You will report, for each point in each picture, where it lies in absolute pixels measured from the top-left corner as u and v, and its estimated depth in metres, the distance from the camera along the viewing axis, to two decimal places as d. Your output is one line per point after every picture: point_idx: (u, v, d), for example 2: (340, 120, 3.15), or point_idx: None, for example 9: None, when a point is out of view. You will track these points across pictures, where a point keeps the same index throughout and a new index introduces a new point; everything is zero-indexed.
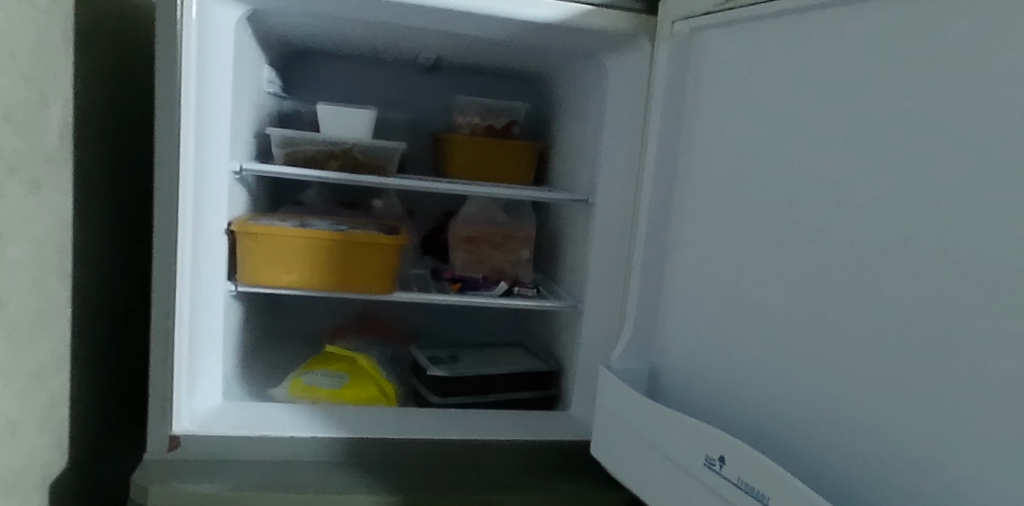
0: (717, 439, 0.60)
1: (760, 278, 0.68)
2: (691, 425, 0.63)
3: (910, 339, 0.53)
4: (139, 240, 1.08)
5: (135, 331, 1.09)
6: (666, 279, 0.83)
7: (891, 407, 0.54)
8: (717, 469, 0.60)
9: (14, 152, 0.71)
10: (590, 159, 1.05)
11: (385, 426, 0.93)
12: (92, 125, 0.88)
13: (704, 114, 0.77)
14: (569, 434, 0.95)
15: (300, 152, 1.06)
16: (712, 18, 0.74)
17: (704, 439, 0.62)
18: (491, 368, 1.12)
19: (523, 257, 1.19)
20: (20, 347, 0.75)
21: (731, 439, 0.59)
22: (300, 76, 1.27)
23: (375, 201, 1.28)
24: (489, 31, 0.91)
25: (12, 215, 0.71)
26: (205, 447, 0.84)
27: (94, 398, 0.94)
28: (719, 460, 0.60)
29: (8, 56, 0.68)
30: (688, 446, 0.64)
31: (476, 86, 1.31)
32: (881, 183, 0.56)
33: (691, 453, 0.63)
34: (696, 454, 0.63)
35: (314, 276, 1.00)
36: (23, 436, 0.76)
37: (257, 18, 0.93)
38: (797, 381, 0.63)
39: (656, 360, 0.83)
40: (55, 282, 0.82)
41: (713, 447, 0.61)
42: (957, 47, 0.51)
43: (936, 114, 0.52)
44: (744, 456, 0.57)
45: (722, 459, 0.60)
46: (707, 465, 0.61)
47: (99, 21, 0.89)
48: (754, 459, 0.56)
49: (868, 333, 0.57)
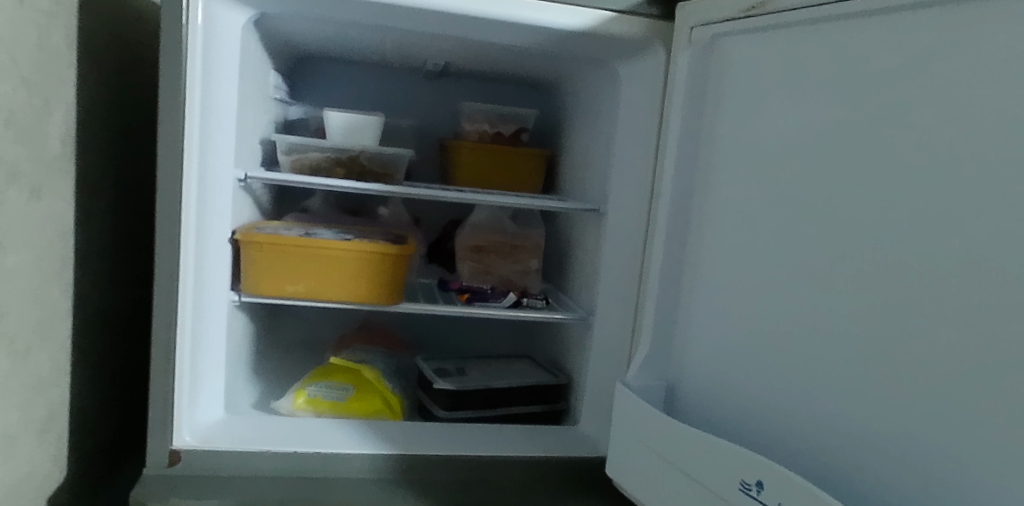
0: (753, 461, 0.56)
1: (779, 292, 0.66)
2: (721, 446, 0.59)
3: (946, 361, 0.50)
4: (141, 248, 1.06)
5: (137, 341, 1.07)
6: (682, 292, 0.81)
7: (926, 429, 0.51)
8: (754, 494, 0.56)
9: (15, 158, 0.69)
10: (602, 167, 1.03)
11: (392, 441, 0.90)
12: (93, 130, 0.86)
13: (722, 123, 0.75)
14: (580, 450, 0.93)
15: (306, 159, 1.03)
16: (733, 25, 0.72)
17: (738, 462, 0.58)
18: (499, 381, 1.10)
19: (533, 267, 1.17)
20: (19, 358, 0.72)
21: (770, 462, 0.55)
22: (307, 82, 1.25)
23: (381, 209, 1.26)
24: (501, 37, 0.89)
25: (12, 223, 0.69)
26: (205, 462, 0.82)
27: (93, 410, 0.92)
28: (757, 484, 0.56)
29: (9, 61, 0.67)
30: (715, 468, 0.60)
31: (485, 92, 1.29)
32: (912, 197, 0.53)
33: (722, 476, 0.59)
34: (729, 478, 0.58)
35: (319, 286, 0.97)
36: (22, 449, 0.74)
37: (263, 22, 0.91)
38: (820, 402, 0.60)
39: (671, 376, 0.80)
40: (56, 291, 0.79)
41: (749, 470, 0.57)
42: (996, 54, 0.48)
43: (973, 124, 0.49)
44: (786, 482, 0.53)
45: (760, 484, 0.55)
46: (743, 490, 0.57)
47: (102, 25, 0.87)
48: (798, 485, 0.52)
49: (898, 354, 0.54)
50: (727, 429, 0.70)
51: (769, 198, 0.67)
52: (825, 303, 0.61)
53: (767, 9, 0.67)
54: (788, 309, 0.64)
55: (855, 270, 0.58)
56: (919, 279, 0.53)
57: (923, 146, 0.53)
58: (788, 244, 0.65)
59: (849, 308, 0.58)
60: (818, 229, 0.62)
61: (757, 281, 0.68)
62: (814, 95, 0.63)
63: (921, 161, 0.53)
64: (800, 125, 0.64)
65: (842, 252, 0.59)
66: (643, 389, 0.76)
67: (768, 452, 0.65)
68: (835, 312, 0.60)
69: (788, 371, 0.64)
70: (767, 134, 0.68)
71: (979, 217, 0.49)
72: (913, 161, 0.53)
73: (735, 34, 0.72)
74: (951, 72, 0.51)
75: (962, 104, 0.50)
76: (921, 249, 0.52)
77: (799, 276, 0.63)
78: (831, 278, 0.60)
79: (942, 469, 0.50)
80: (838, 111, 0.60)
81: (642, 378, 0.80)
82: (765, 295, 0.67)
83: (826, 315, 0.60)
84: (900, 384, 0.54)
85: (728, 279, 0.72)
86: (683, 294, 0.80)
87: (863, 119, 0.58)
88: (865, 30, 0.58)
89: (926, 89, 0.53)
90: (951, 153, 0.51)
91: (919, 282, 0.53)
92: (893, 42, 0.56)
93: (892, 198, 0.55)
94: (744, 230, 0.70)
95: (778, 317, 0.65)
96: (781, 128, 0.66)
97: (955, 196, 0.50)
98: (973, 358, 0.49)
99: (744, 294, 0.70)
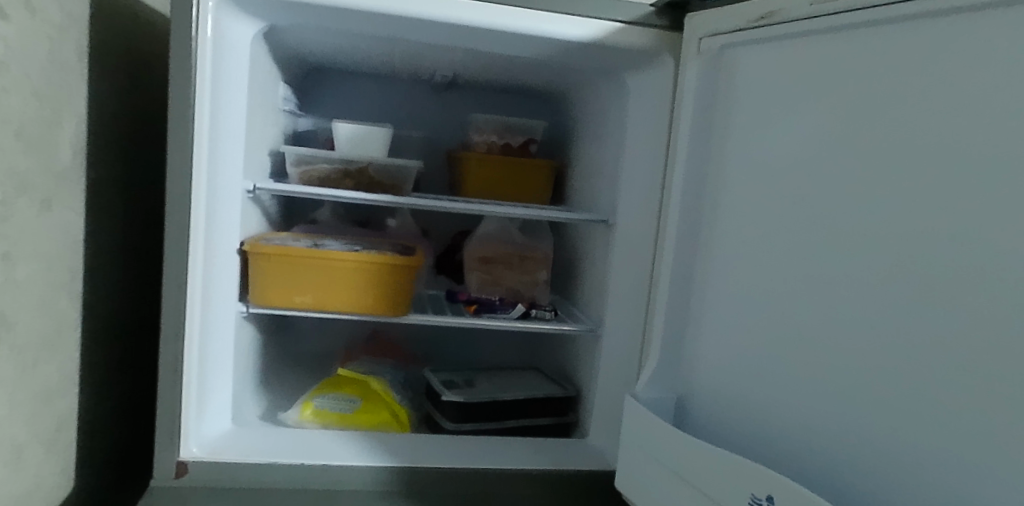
0: (762, 476, 0.55)
1: (786, 305, 0.65)
2: (731, 461, 0.58)
3: (963, 373, 0.49)
4: (150, 260, 1.06)
5: (144, 352, 1.07)
6: (692, 303, 0.80)
7: (934, 444, 0.51)
8: None
9: (27, 170, 0.69)
10: (610, 178, 1.02)
11: (399, 453, 0.89)
12: (104, 142, 0.87)
13: (732, 133, 0.74)
14: (589, 464, 0.91)
15: (314, 171, 1.03)
16: (740, 36, 0.72)
17: (747, 475, 0.56)
18: (507, 394, 1.09)
19: (541, 279, 1.16)
20: (28, 369, 0.72)
21: (779, 476, 0.54)
22: (316, 94, 1.26)
23: (389, 221, 1.26)
24: (509, 48, 0.89)
25: (22, 233, 0.69)
26: (213, 474, 0.81)
27: (100, 421, 0.92)
28: (766, 500, 0.54)
29: (21, 74, 0.67)
30: (724, 483, 0.59)
31: (494, 104, 1.29)
32: (920, 208, 0.53)
33: (732, 491, 0.58)
34: (740, 494, 0.57)
35: (327, 298, 0.97)
36: (29, 459, 0.74)
37: (273, 35, 0.91)
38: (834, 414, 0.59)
39: (681, 387, 0.79)
40: (66, 302, 0.80)
41: (759, 486, 0.55)
42: (1004, 63, 0.47)
43: (980, 135, 0.49)
44: (795, 498, 0.51)
45: (770, 499, 0.54)
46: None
47: (114, 39, 0.87)
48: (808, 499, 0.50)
49: (913, 365, 0.52)
50: (737, 442, 0.69)
51: (780, 207, 0.66)
52: (840, 314, 0.59)
53: (774, 20, 0.67)
54: (801, 321, 0.63)
55: (871, 280, 0.56)
56: (927, 290, 0.52)
57: (931, 154, 0.52)
58: (801, 254, 0.64)
59: (865, 320, 0.57)
60: (825, 241, 0.61)
61: (768, 291, 0.67)
62: (826, 103, 0.62)
63: (938, 167, 0.51)
64: (811, 133, 0.63)
65: (857, 261, 0.58)
66: (650, 400, 0.76)
67: (777, 465, 0.64)
68: (849, 323, 0.58)
69: (796, 382, 0.63)
70: (776, 144, 0.67)
71: (987, 230, 0.48)
72: (929, 168, 0.52)
73: (744, 44, 0.72)
74: (958, 80, 0.51)
75: (977, 109, 0.49)
76: (935, 257, 0.51)
77: (812, 286, 0.62)
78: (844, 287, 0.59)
79: (950, 485, 0.49)
80: (851, 119, 0.59)
81: (652, 390, 0.79)
82: (778, 307, 0.66)
83: (839, 325, 0.59)
84: (908, 398, 0.53)
85: (737, 290, 0.72)
86: (692, 305, 0.79)
87: (870, 130, 0.57)
88: (876, 37, 0.58)
89: (932, 100, 0.52)
90: (965, 159, 0.49)
91: (937, 290, 0.51)
92: (905, 49, 0.55)
93: (906, 206, 0.54)
94: (754, 240, 0.69)
95: (788, 328, 0.65)
96: (793, 136, 0.66)
97: (971, 204, 0.49)
98: (987, 370, 0.47)
99: (754, 307, 0.69)
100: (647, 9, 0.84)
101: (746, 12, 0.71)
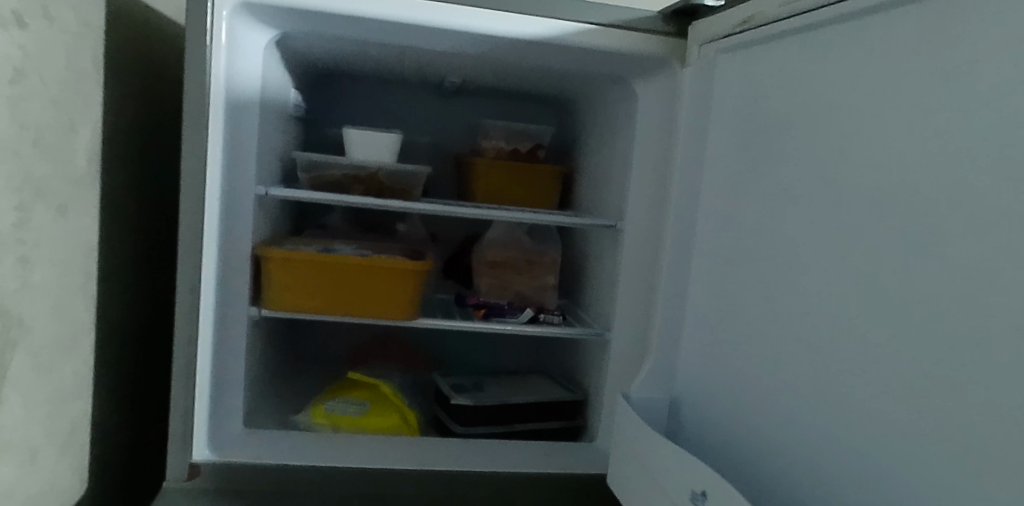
0: (701, 471, 0.56)
1: None
2: (681, 456, 0.60)
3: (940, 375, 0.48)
4: (163, 265, 1.08)
5: (157, 356, 1.08)
6: (700, 308, 0.80)
7: None
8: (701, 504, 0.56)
9: (43, 175, 0.71)
10: (619, 183, 1.02)
11: (407, 456, 0.91)
12: (119, 147, 0.88)
13: (739, 137, 0.74)
14: (591, 466, 0.93)
15: (325, 175, 1.05)
16: (728, 41, 0.76)
17: (692, 472, 0.58)
18: (516, 397, 1.09)
19: (549, 283, 1.16)
20: (43, 371, 0.73)
21: (713, 471, 0.55)
22: (326, 102, 1.27)
23: (398, 225, 1.28)
24: (517, 55, 0.90)
25: (38, 237, 0.71)
26: (226, 476, 0.83)
27: (114, 424, 0.93)
28: (702, 495, 0.56)
29: (39, 81, 0.68)
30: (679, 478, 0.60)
31: (503, 110, 1.30)
32: None
33: (683, 486, 0.59)
34: (685, 490, 0.58)
35: (339, 302, 0.98)
36: (43, 460, 0.75)
37: (284, 42, 0.92)
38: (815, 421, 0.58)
39: (690, 391, 0.79)
40: (81, 306, 0.81)
41: (698, 481, 0.56)
42: None
43: None
44: (723, 490, 0.53)
45: (705, 493, 0.55)
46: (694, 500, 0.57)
47: (129, 47, 0.89)
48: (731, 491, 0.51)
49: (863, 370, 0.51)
50: (731, 447, 0.69)
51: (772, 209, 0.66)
52: None
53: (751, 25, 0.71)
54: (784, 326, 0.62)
55: (842, 282, 0.55)
56: None
57: None
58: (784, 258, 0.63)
59: None
60: None
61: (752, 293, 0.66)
62: None
63: None
64: None
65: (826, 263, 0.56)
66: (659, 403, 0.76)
67: None
68: None
69: None
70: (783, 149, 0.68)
71: None
72: None
73: (735, 49, 0.76)
74: None
75: None
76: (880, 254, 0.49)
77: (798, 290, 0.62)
78: (819, 291, 0.58)
79: None
80: None
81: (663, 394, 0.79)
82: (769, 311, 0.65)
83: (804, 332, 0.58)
84: None
85: (728, 295, 0.71)
86: (699, 309, 0.80)
87: None
88: None
89: None
90: None
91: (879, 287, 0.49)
92: None
93: None
94: (748, 243, 0.69)
95: None
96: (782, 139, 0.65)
97: None
98: None
99: None
100: (654, 16, 0.85)
101: (732, 18, 0.75)
